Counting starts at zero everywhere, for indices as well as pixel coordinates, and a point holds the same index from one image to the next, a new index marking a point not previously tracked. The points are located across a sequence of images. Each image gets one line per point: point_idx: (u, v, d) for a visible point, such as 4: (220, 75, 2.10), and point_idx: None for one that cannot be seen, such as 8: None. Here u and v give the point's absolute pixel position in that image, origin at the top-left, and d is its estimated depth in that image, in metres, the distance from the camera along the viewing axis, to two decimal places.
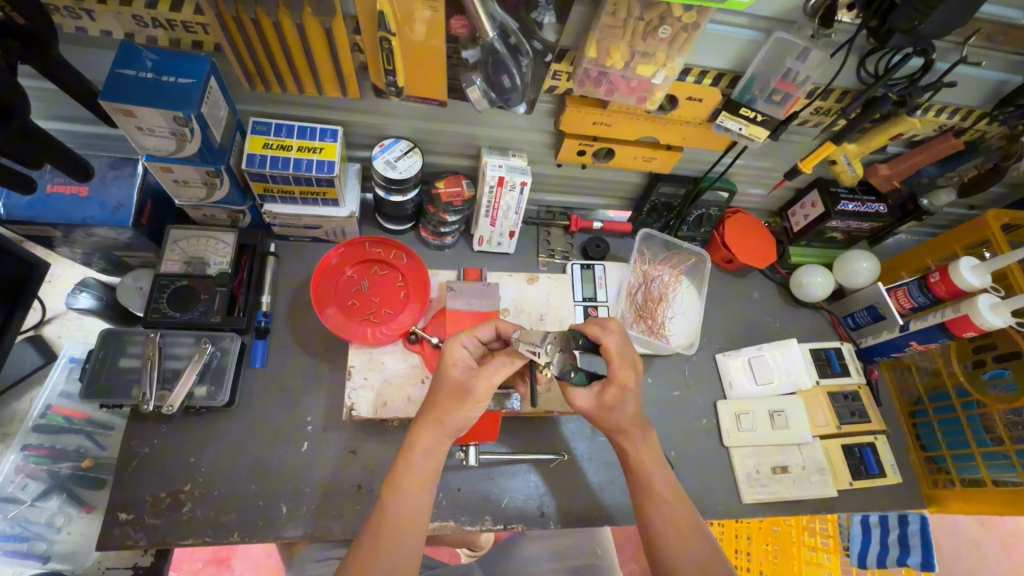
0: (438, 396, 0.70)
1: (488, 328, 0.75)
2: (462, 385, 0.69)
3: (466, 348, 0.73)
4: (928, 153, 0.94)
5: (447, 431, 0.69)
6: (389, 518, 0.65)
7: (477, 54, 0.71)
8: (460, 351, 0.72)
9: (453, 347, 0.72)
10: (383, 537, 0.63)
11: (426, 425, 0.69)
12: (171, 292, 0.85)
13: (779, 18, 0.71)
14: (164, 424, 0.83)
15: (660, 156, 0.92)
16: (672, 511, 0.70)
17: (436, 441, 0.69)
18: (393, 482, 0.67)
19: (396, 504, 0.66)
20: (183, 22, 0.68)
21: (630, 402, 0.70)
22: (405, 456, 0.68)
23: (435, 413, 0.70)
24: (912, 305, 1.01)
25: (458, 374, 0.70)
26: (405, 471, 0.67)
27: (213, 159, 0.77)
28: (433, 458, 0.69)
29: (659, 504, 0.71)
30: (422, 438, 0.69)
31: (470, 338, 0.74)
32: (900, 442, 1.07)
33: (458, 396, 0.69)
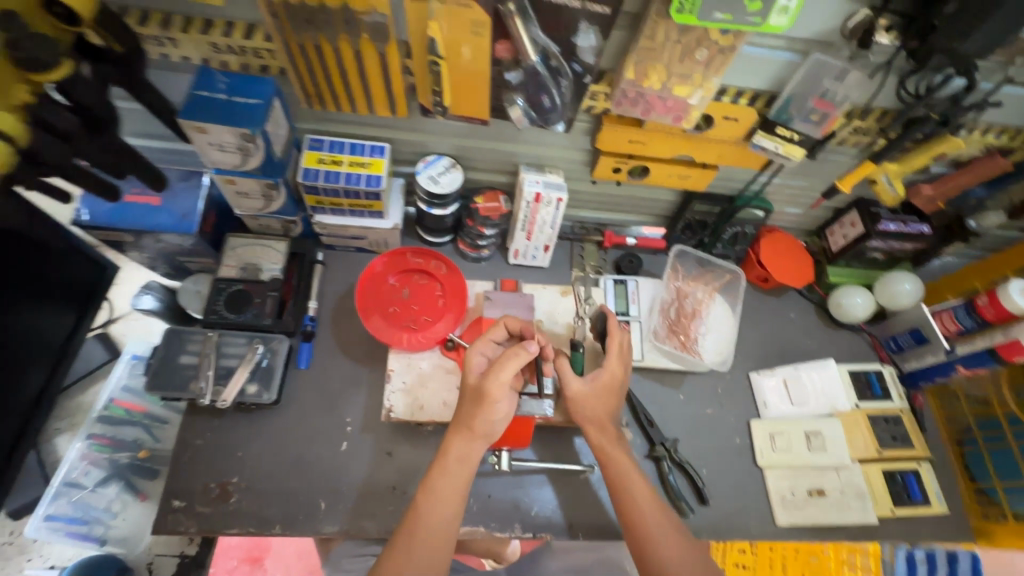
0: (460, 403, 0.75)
1: (498, 332, 0.80)
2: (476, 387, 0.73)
3: (482, 354, 0.78)
4: (973, 174, 0.93)
5: (473, 434, 0.73)
6: (420, 528, 0.68)
7: (520, 76, 0.76)
8: (476, 357, 0.77)
9: (472, 356, 0.77)
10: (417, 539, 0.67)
11: (459, 430, 0.73)
12: (228, 295, 0.92)
13: (817, 40, 0.72)
14: (216, 419, 0.89)
15: (695, 173, 0.94)
16: (648, 508, 0.75)
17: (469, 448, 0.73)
18: (429, 486, 0.71)
19: (428, 507, 0.69)
20: (254, 49, 0.75)
21: (605, 390, 0.82)
22: (440, 462, 0.72)
23: (461, 420, 0.74)
24: (959, 328, 0.99)
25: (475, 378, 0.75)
26: (440, 476, 0.71)
27: (271, 173, 0.83)
28: (464, 465, 0.72)
29: (636, 502, 0.76)
30: (454, 445, 0.73)
31: (483, 347, 0.79)
32: (948, 473, 1.02)
33: (475, 400, 0.73)
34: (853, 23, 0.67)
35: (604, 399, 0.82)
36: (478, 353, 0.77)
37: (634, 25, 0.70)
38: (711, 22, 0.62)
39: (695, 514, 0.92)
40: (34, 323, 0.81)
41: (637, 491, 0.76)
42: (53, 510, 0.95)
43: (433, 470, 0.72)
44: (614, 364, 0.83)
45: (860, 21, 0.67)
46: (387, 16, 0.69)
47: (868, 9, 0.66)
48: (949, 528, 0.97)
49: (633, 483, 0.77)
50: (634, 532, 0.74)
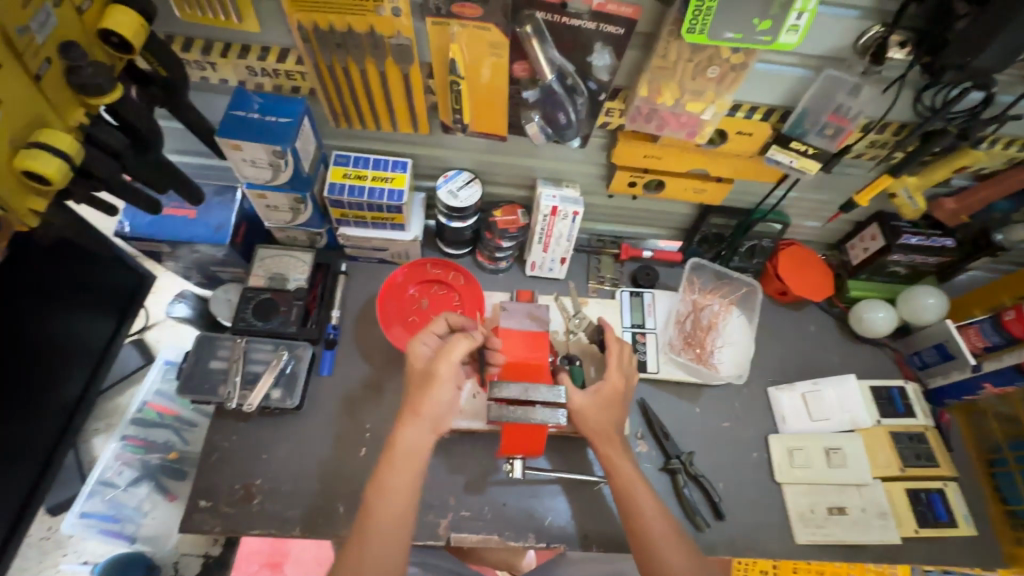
0: (411, 389, 0.77)
1: (440, 322, 0.82)
2: (426, 370, 0.76)
3: (427, 342, 0.80)
4: (996, 188, 0.91)
5: (426, 422, 0.75)
6: (372, 521, 0.70)
7: (537, 94, 0.79)
8: (420, 344, 0.79)
9: (415, 344, 0.79)
10: (371, 532, 0.69)
11: (408, 427, 0.75)
12: (256, 303, 0.96)
13: (830, 57, 0.73)
14: (242, 423, 0.92)
15: (711, 187, 0.95)
16: (653, 515, 0.76)
17: (417, 436, 0.75)
18: (380, 484, 0.72)
19: (378, 500, 0.71)
20: (286, 72, 0.80)
21: (608, 401, 0.83)
22: (390, 455, 0.74)
23: (412, 411, 0.76)
24: (985, 344, 0.96)
25: (422, 364, 0.78)
26: (396, 469, 0.73)
27: (299, 187, 0.88)
28: (410, 455, 0.74)
29: (640, 511, 0.76)
30: (404, 435, 0.75)
31: (428, 334, 0.80)
32: (977, 494, 0.99)
33: (423, 383, 0.76)
34: (865, 40, 0.69)
35: (606, 410, 0.83)
36: (423, 340, 0.79)
37: (647, 44, 0.73)
38: (721, 41, 0.64)
39: (711, 528, 0.92)
40: (77, 328, 0.86)
41: (640, 499, 0.77)
42: (88, 507, 1.00)
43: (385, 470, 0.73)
44: (615, 378, 0.84)
45: (872, 38, 0.68)
46: (410, 39, 0.73)
47: (880, 26, 0.67)
48: (978, 552, 0.94)
49: (636, 489, 0.78)
50: (640, 540, 0.74)
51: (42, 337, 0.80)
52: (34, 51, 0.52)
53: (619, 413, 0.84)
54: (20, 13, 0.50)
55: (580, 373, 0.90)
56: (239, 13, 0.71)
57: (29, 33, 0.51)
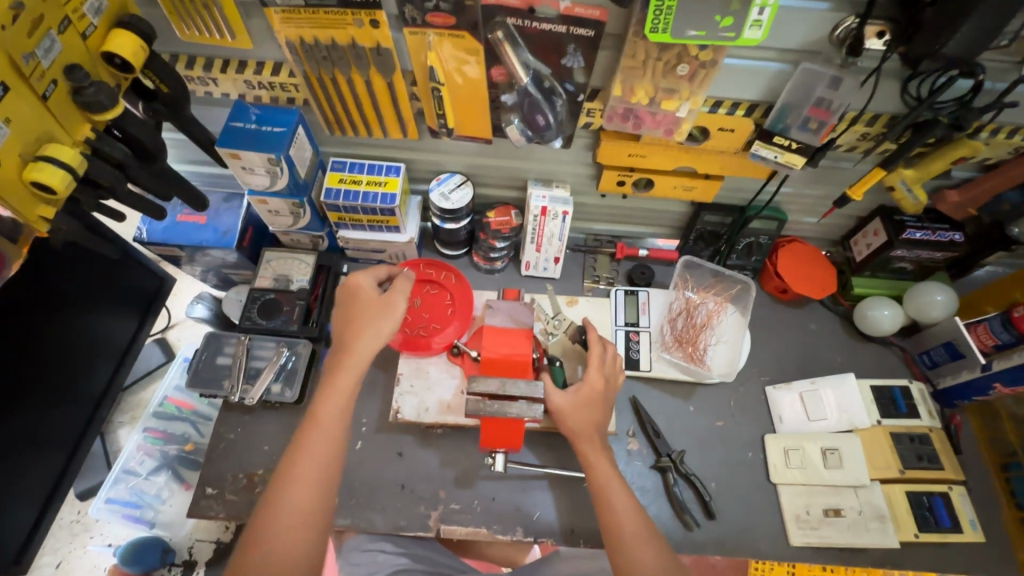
0: (360, 312, 0.84)
1: (383, 268, 0.91)
2: (384, 300, 0.84)
3: (370, 277, 0.88)
4: (1004, 178, 0.87)
5: (342, 399, 0.77)
6: (317, 436, 0.74)
7: (515, 97, 0.81)
8: (367, 278, 0.87)
9: (359, 277, 0.87)
10: (301, 466, 0.71)
11: (332, 389, 0.78)
12: (260, 303, 1.02)
13: (806, 50, 0.72)
14: (246, 416, 0.98)
15: (699, 184, 0.94)
16: (627, 515, 0.76)
17: (332, 411, 0.76)
18: (315, 416, 0.76)
19: (324, 406, 0.76)
20: (280, 84, 0.85)
21: (590, 403, 0.84)
22: (309, 432, 0.74)
23: (334, 382, 0.79)
24: (995, 342, 0.92)
25: (373, 294, 0.85)
26: (338, 392, 0.78)
27: (297, 193, 0.93)
28: (327, 432, 0.75)
29: (615, 511, 0.77)
30: (359, 349, 0.81)
31: (373, 272, 0.89)
32: (990, 499, 0.94)
33: (386, 310, 0.84)
34: (840, 31, 0.68)
35: (585, 410, 0.84)
36: (371, 275, 0.87)
37: (619, 45, 0.74)
38: (685, 39, 0.65)
39: (701, 527, 0.91)
40: (102, 326, 0.94)
41: (614, 499, 0.78)
42: (113, 494, 1.07)
43: (301, 452, 0.72)
44: (594, 377, 0.86)
45: (847, 30, 0.67)
46: (390, 49, 0.76)
47: (853, 17, 0.66)
48: (990, 559, 0.90)
49: (612, 488, 0.79)
50: (614, 540, 0.74)
51: (69, 333, 0.87)
52: (39, 74, 0.58)
53: (600, 413, 0.85)
54: (27, 41, 0.56)
55: (559, 372, 0.91)
56: (233, 31, 0.77)
57: (35, 58, 0.58)
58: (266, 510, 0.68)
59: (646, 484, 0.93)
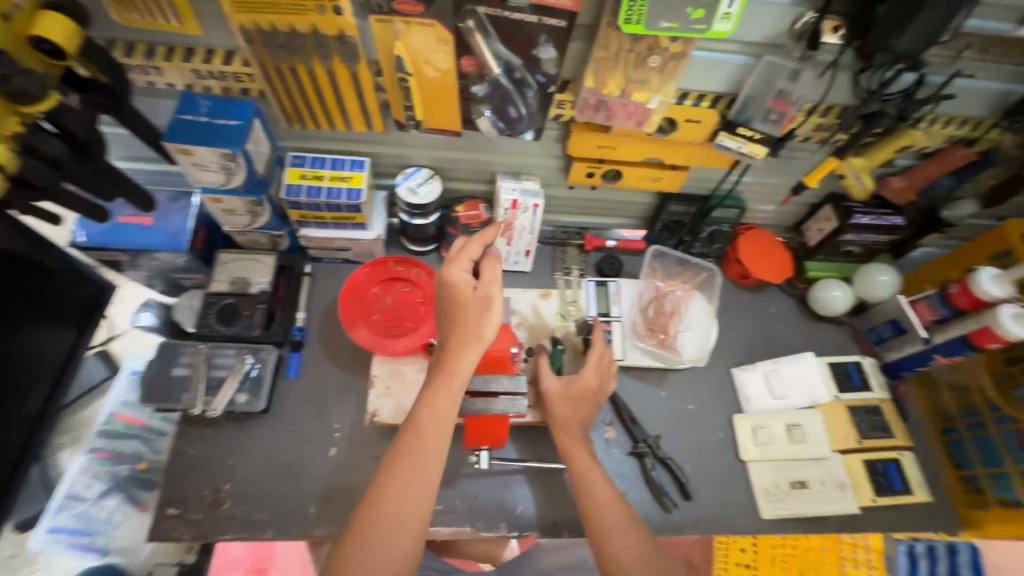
0: (460, 315, 0.74)
1: (475, 247, 0.78)
2: (481, 297, 0.74)
3: (462, 267, 0.76)
4: (940, 165, 0.94)
5: (449, 408, 0.72)
6: (421, 443, 0.70)
7: (486, 88, 0.80)
8: (461, 271, 0.75)
9: (454, 272, 0.75)
10: (401, 470, 0.69)
11: (432, 398, 0.72)
12: (217, 308, 0.96)
13: (767, 43, 0.75)
14: (208, 429, 0.92)
15: (666, 175, 0.96)
16: (608, 503, 0.78)
17: (433, 423, 0.71)
18: (415, 422, 0.71)
19: (427, 413, 0.71)
20: (233, 74, 0.80)
21: (582, 398, 0.89)
22: (410, 443, 0.70)
23: (439, 391, 0.73)
24: (935, 316, 1.00)
25: (470, 291, 0.75)
26: (444, 399, 0.73)
27: (255, 190, 0.87)
28: (433, 445, 0.71)
29: (596, 500, 0.79)
30: (464, 360, 0.73)
31: (464, 258, 0.77)
32: (933, 462, 1.02)
33: (484, 309, 0.74)
34: (799, 26, 0.70)
35: (572, 403, 0.88)
36: (465, 267, 0.75)
37: (590, 36, 0.74)
38: (658, 31, 0.66)
39: (679, 509, 0.94)
40: (35, 341, 0.85)
41: (596, 489, 0.80)
42: (56, 522, 1.00)
43: (399, 462, 0.69)
44: (590, 375, 0.90)
45: (806, 24, 0.70)
46: (355, 38, 0.73)
47: (812, 12, 0.69)
48: (936, 515, 0.98)
49: (593, 480, 0.81)
50: (597, 528, 0.76)
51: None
52: None
53: (588, 407, 0.89)
54: None
55: (558, 358, 0.97)
56: (179, 16, 0.71)
57: None
58: (363, 516, 0.66)
59: (625, 471, 0.95)
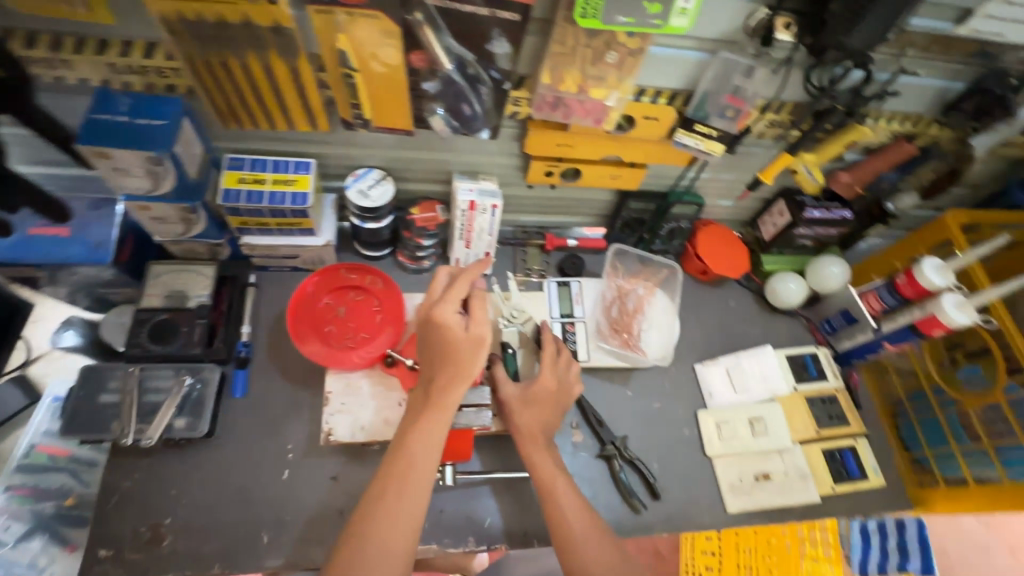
0: (451, 353, 0.72)
1: (464, 286, 0.76)
2: (474, 336, 0.73)
3: (451, 306, 0.74)
4: (885, 159, 0.97)
5: (437, 438, 0.69)
6: (410, 471, 0.66)
7: (438, 85, 0.76)
8: (452, 311, 0.73)
9: (445, 310, 0.72)
10: (387, 501, 0.64)
11: (422, 427, 0.69)
12: (151, 325, 0.89)
13: (723, 40, 0.74)
14: (144, 458, 0.84)
15: (625, 172, 0.95)
16: (576, 511, 0.76)
17: (424, 452, 0.68)
18: (404, 447, 0.68)
19: (416, 440, 0.68)
20: (156, 68, 0.72)
21: (542, 403, 0.86)
22: (400, 471, 0.66)
23: (427, 420, 0.70)
24: (882, 306, 1.02)
25: (462, 331, 0.72)
26: (436, 426, 0.70)
27: (189, 196, 0.80)
28: (425, 474, 0.67)
29: (563, 510, 0.76)
30: (454, 395, 0.71)
31: (455, 298, 0.74)
32: (885, 445, 1.06)
33: (476, 347, 0.72)
34: (753, 22, 0.70)
35: (534, 409, 0.86)
36: (457, 307, 0.73)
37: (545, 30, 0.71)
38: (615, 26, 0.64)
39: (648, 509, 0.93)
40: None
41: (563, 498, 0.77)
42: None
43: (388, 489, 0.65)
44: (547, 376, 0.88)
45: (760, 21, 0.70)
46: (293, 30, 0.67)
47: (765, 9, 0.69)
48: (888, 497, 1.02)
49: (560, 489, 0.78)
50: (566, 539, 0.74)
51: None
52: None
53: (551, 411, 0.87)
54: None
55: (511, 361, 0.94)
56: (87, 3, 0.64)
57: None
58: (344, 550, 0.62)
59: (594, 474, 0.94)
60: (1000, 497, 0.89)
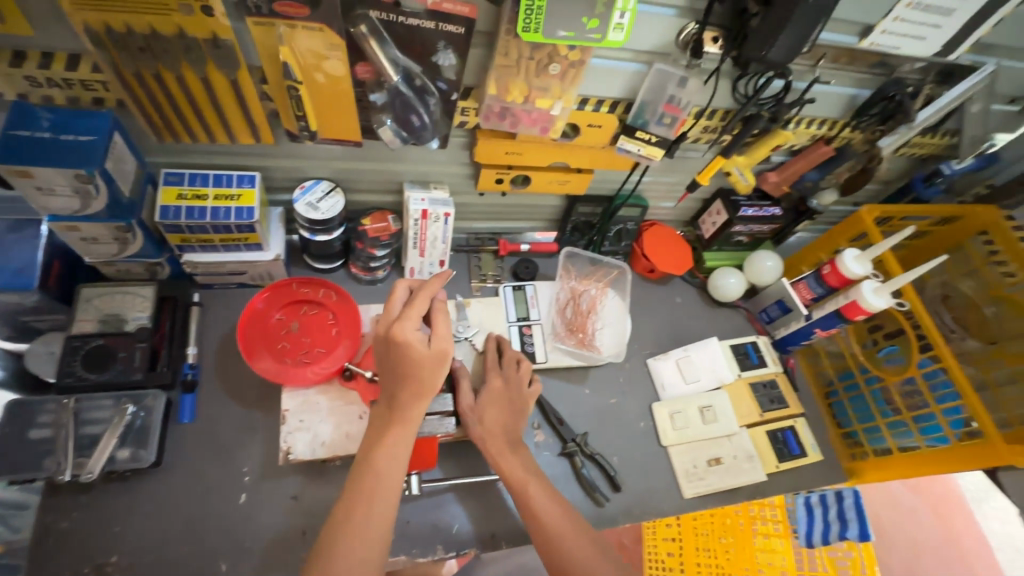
0: (413, 372, 0.69)
1: (423, 302, 0.72)
2: (436, 351, 0.70)
3: (412, 322, 0.70)
4: (807, 160, 1.06)
5: (404, 453, 0.69)
6: (377, 487, 0.66)
7: (385, 97, 0.76)
8: (413, 329, 0.69)
9: (404, 327, 0.69)
10: (355, 518, 0.64)
11: (386, 442, 0.69)
12: (85, 353, 0.83)
13: (657, 52, 0.79)
14: (84, 494, 0.79)
15: (573, 178, 0.98)
16: (548, 507, 0.79)
17: (392, 467, 0.67)
18: (369, 463, 0.68)
19: (383, 456, 0.68)
20: (81, 81, 0.68)
21: (497, 407, 0.89)
22: (370, 487, 0.66)
23: (392, 434, 0.69)
24: (813, 296, 1.10)
25: (424, 347, 0.69)
26: (402, 440, 0.69)
27: (123, 215, 0.76)
28: (394, 489, 0.67)
29: (536, 508, 0.79)
30: (415, 411, 0.70)
31: (414, 315, 0.71)
32: (821, 423, 1.15)
33: (438, 364, 0.70)
34: (684, 36, 0.75)
35: (493, 413, 0.88)
36: (419, 325, 0.70)
37: (489, 43, 0.73)
38: (556, 39, 0.67)
39: (610, 501, 0.96)
40: None
41: (534, 496, 0.80)
42: None
43: (357, 505, 0.65)
44: (496, 378, 0.92)
45: (690, 34, 0.75)
46: (231, 42, 0.66)
47: (693, 23, 0.74)
48: (826, 470, 1.10)
49: (530, 488, 0.80)
50: (541, 535, 0.76)
51: None
52: None
53: (510, 412, 0.89)
54: None
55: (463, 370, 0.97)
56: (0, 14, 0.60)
57: None
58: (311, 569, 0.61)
59: (556, 472, 0.96)
60: (911, 463, 0.98)
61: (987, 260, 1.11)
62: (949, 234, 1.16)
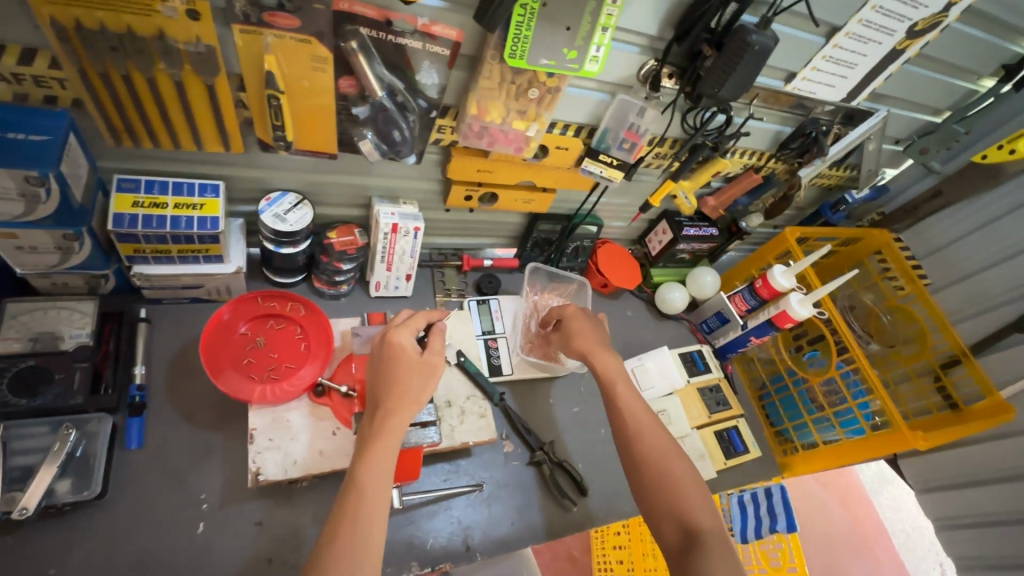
0: (399, 377, 0.73)
1: (422, 317, 0.81)
2: (426, 362, 0.76)
3: (409, 331, 0.78)
4: (740, 186, 1.19)
5: (389, 468, 0.67)
6: (365, 502, 0.64)
7: (368, 110, 0.77)
8: (408, 336, 0.77)
9: (401, 333, 0.76)
10: (343, 534, 0.61)
11: (369, 459, 0.67)
12: (12, 375, 0.75)
13: (620, 84, 0.87)
14: (8, 535, 0.70)
15: (537, 197, 1.03)
16: (634, 408, 0.86)
17: (375, 480, 0.65)
18: (354, 483, 0.65)
19: (365, 472, 0.66)
20: (35, 76, 0.64)
21: (587, 323, 0.99)
22: (352, 504, 0.63)
23: (374, 448, 0.68)
24: (747, 307, 1.22)
25: (415, 354, 0.75)
26: (383, 453, 0.68)
27: (72, 222, 0.70)
28: (380, 507, 0.65)
29: (623, 408, 0.86)
30: (396, 419, 0.70)
31: (413, 326, 0.78)
32: (757, 423, 1.27)
33: (428, 375, 0.75)
34: (644, 71, 0.84)
35: (583, 332, 0.97)
36: (414, 332, 0.77)
37: (472, 66, 0.77)
38: (538, 66, 0.73)
39: (578, 506, 0.99)
40: None
41: (622, 397, 0.88)
42: None
43: (342, 522, 0.62)
44: (570, 306, 1.02)
45: (649, 70, 0.84)
46: (214, 47, 0.65)
47: (653, 61, 0.83)
48: (763, 466, 1.21)
49: (620, 390, 0.88)
50: (623, 432, 0.84)
51: None
52: None
53: (595, 329, 0.98)
54: None
55: (470, 365, 1.00)
56: None
57: None
58: None
59: (525, 481, 0.98)
60: (835, 453, 1.10)
61: (882, 276, 1.30)
62: (851, 253, 1.34)
